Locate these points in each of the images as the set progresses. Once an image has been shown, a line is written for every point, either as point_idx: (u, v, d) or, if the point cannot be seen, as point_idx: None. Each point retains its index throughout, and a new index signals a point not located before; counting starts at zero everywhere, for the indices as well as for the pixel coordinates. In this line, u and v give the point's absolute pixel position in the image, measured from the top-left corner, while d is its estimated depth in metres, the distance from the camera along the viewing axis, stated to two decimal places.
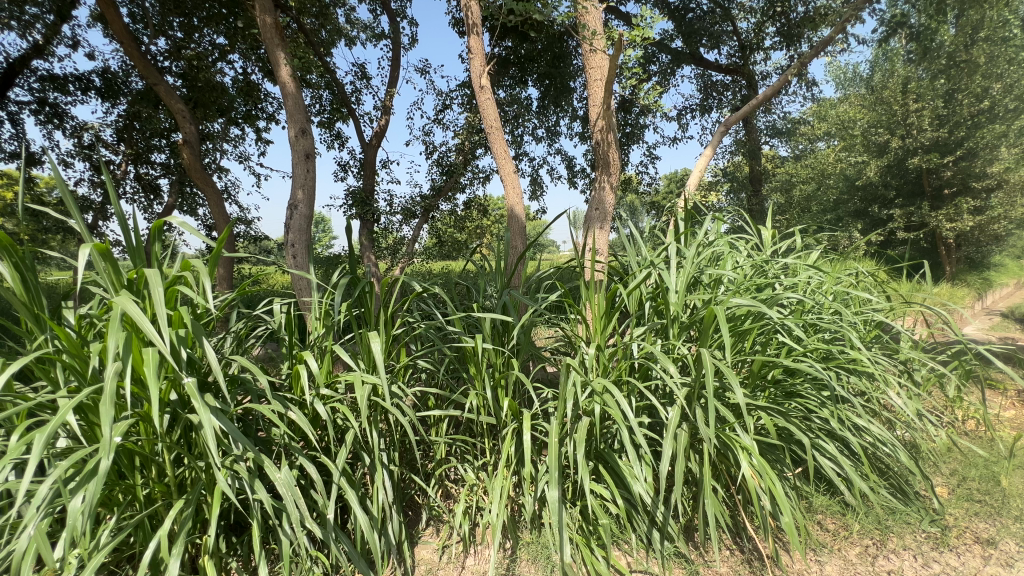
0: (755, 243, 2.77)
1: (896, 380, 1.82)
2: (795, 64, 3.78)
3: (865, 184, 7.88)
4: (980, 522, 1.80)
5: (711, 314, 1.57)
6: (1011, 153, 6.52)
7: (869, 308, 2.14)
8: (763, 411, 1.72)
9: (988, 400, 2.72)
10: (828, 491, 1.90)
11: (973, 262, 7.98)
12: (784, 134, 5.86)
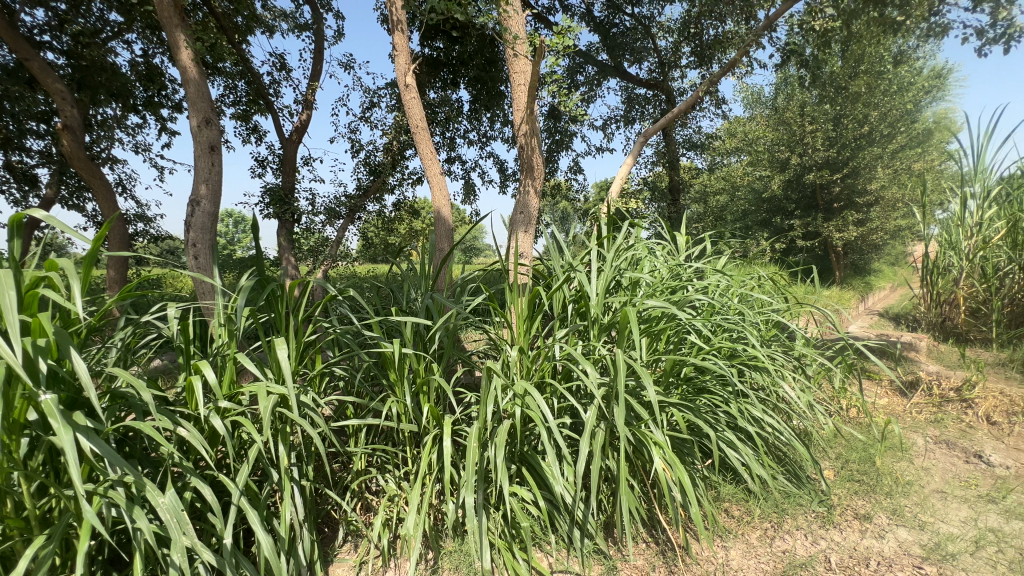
0: (670, 248, 2.93)
1: (790, 375, 2.00)
2: (705, 82, 4.07)
3: (770, 197, 8.64)
4: (859, 499, 2.00)
5: (625, 315, 1.63)
6: (885, 172, 7.57)
7: (768, 309, 2.34)
8: (674, 407, 1.82)
9: (868, 390, 3.05)
10: (733, 480, 2.04)
11: (857, 268, 9.00)
12: (699, 147, 6.29)
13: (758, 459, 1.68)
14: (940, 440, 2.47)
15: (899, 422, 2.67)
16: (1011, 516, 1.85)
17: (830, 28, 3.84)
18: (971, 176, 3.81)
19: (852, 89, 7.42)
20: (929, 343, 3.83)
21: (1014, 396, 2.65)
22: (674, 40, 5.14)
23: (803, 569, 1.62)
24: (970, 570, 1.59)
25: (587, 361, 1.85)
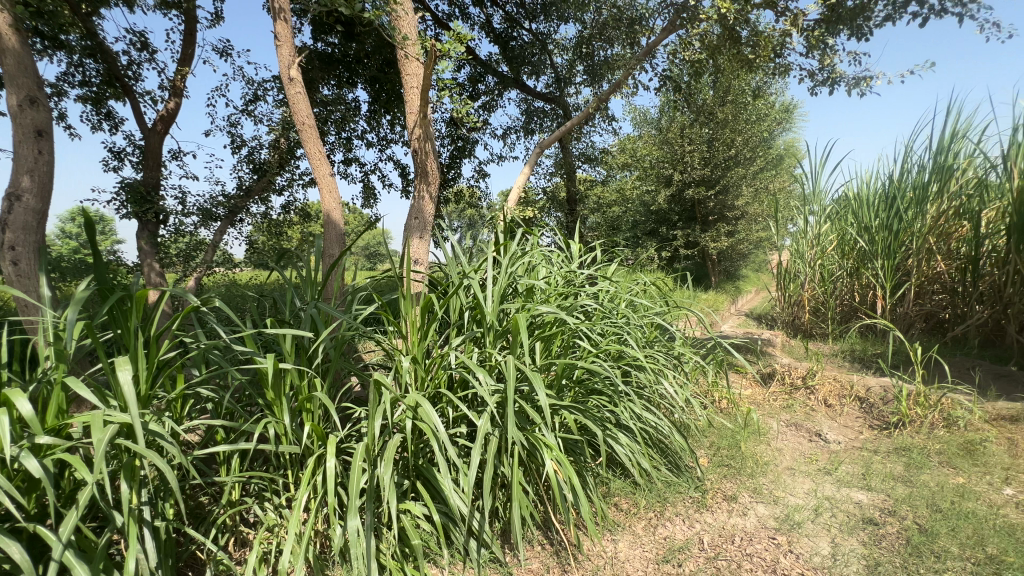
0: (564, 254, 3.05)
1: (669, 373, 2.18)
2: (595, 100, 4.34)
3: (657, 209, 9.44)
4: (728, 482, 2.23)
5: (515, 321, 1.67)
6: (748, 191, 8.65)
7: (650, 313, 2.53)
8: (565, 409, 1.89)
9: (735, 383, 3.43)
10: (621, 475, 2.16)
11: (729, 274, 10.16)
12: (594, 160, 6.68)
13: (640, 453, 1.80)
14: (790, 423, 2.84)
15: (759, 410, 3.03)
16: (841, 484, 2.18)
17: (699, 60, 4.31)
18: (810, 197, 4.48)
19: (721, 116, 8.39)
20: (783, 339, 4.43)
21: (843, 382, 3.14)
22: (569, 59, 5.42)
23: (680, 553, 1.75)
24: (812, 535, 1.83)
25: (482, 368, 1.85)
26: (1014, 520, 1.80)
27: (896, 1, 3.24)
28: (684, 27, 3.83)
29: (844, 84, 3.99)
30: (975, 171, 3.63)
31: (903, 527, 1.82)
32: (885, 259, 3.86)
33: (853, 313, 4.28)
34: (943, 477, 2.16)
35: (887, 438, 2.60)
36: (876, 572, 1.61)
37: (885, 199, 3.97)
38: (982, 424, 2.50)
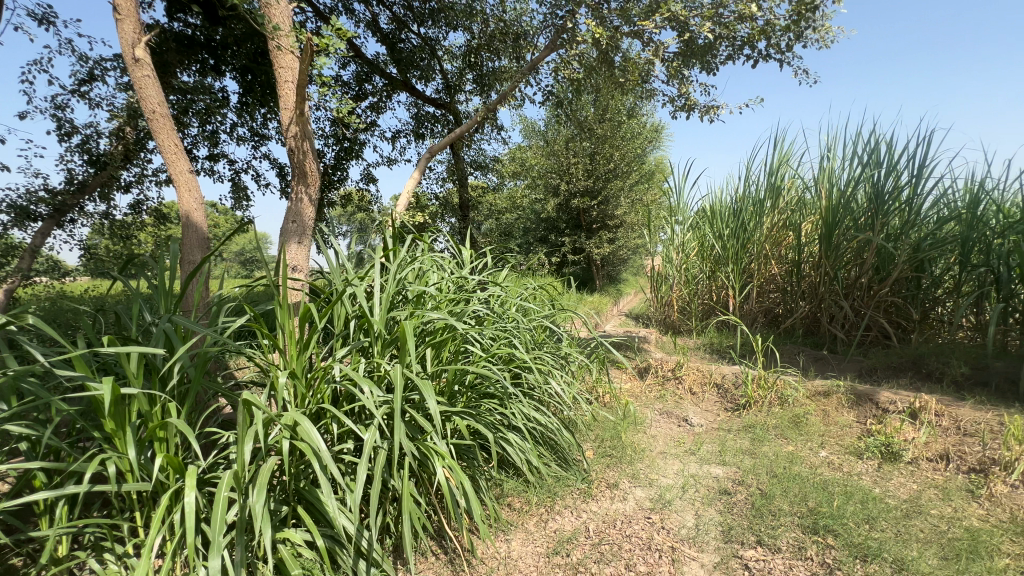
0: (456, 260, 3.06)
1: (556, 373, 2.29)
2: (483, 109, 4.43)
3: (546, 217, 9.89)
4: (610, 470, 2.41)
5: (402, 330, 1.63)
6: (626, 201, 9.47)
7: (538, 316, 2.65)
8: (457, 416, 1.89)
9: (617, 378, 3.72)
10: (514, 475, 2.22)
11: (612, 277, 11.00)
12: (485, 167, 6.80)
13: (531, 452, 1.86)
14: (662, 411, 3.15)
15: (637, 401, 3.32)
16: (703, 462, 2.47)
17: (579, 79, 4.62)
18: (675, 209, 5.05)
19: (600, 132, 9.07)
20: (657, 335, 4.91)
21: (704, 371, 3.57)
22: (458, 66, 5.50)
23: (569, 543, 1.84)
24: (680, 510, 2.05)
25: (370, 379, 1.77)
26: (827, 476, 2.20)
27: (734, 44, 3.80)
28: (564, 47, 4.09)
29: (698, 111, 4.56)
30: (796, 191, 4.41)
31: (749, 493, 2.12)
32: (733, 263, 4.50)
33: (710, 311, 4.89)
34: (778, 447, 2.56)
35: (738, 417, 3.01)
36: (730, 536, 1.85)
37: (732, 212, 4.62)
38: (805, 399, 3.02)
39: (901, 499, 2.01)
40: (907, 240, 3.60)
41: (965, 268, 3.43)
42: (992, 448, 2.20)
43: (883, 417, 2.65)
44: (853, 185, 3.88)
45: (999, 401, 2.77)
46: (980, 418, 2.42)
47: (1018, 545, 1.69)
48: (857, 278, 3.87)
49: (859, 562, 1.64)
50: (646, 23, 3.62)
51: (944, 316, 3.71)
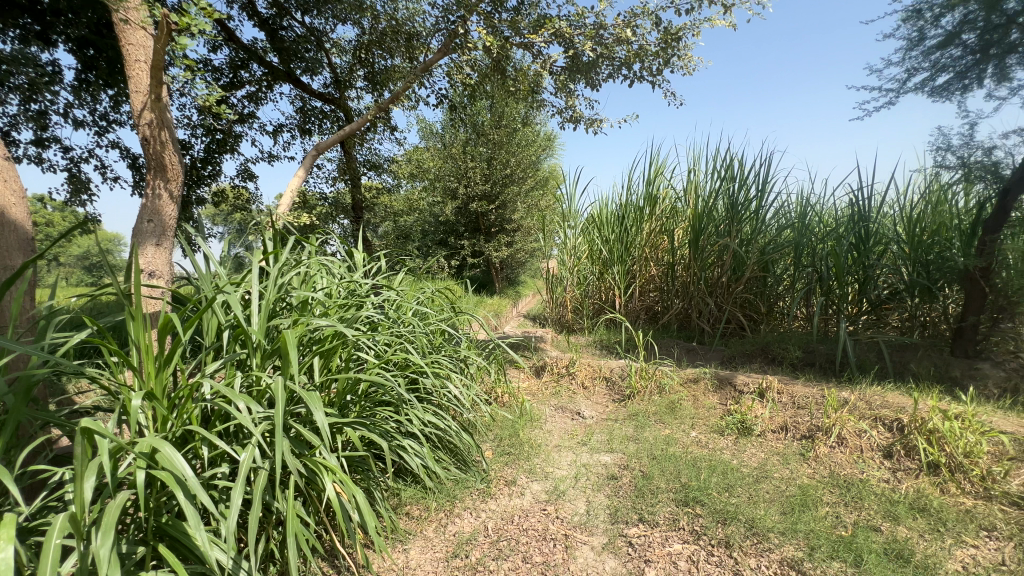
0: (348, 263, 2.91)
1: (454, 376, 2.30)
2: (375, 108, 4.27)
3: (445, 220, 9.84)
4: (509, 468, 2.46)
5: (283, 339, 1.51)
6: (522, 206, 9.78)
7: (435, 320, 2.63)
8: (349, 427, 1.81)
9: (515, 378, 3.82)
10: (412, 483, 2.18)
11: (510, 280, 11.27)
12: (379, 168, 6.57)
13: (428, 457, 1.85)
14: (557, 407, 3.31)
15: (534, 399, 3.44)
16: (593, 451, 2.64)
17: (473, 84, 4.67)
18: (567, 214, 5.32)
19: (496, 138, 9.27)
20: (552, 334, 5.13)
21: (595, 366, 3.81)
22: (348, 61, 5.26)
23: (468, 544, 1.85)
24: (572, 499, 2.17)
25: (248, 394, 1.62)
26: (696, 454, 2.48)
27: (614, 64, 4.13)
28: (457, 53, 4.11)
29: (584, 123, 4.88)
30: (670, 200, 4.91)
31: (632, 476, 2.31)
32: (618, 266, 4.88)
33: (600, 309, 5.19)
34: (657, 431, 2.83)
35: (623, 407, 3.27)
36: (616, 517, 2.00)
37: (616, 219, 5.01)
38: (679, 386, 3.37)
39: (753, 467, 2.33)
40: (755, 245, 4.22)
41: (797, 269, 4.10)
42: (816, 417, 2.66)
43: (739, 398, 3.06)
44: (714, 197, 4.44)
45: (823, 378, 3.35)
46: (808, 392, 2.91)
47: (835, 495, 2.06)
48: (718, 277, 4.43)
49: (720, 526, 1.88)
50: (534, 37, 3.78)
51: (784, 309, 4.39)
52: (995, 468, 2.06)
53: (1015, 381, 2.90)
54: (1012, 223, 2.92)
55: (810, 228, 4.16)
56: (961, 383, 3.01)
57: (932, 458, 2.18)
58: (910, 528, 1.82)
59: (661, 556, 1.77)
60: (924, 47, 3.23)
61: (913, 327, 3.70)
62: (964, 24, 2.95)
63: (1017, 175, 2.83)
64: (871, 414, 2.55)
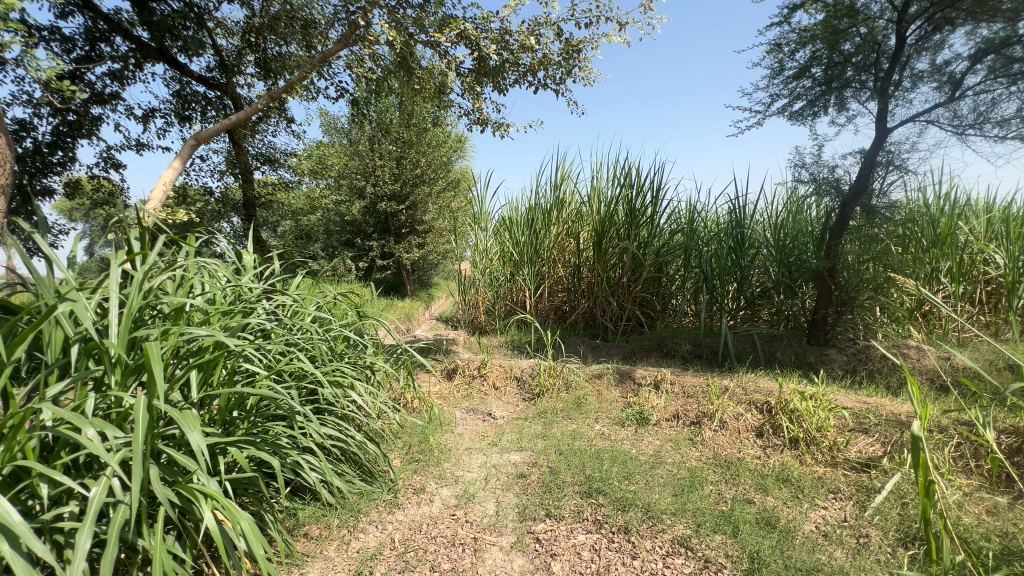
0: (236, 266, 2.65)
1: (358, 384, 2.18)
2: (266, 97, 3.93)
3: (351, 220, 9.36)
4: (418, 475, 2.39)
5: (146, 352, 1.32)
6: (434, 207, 9.62)
7: (336, 326, 2.48)
8: (235, 446, 1.64)
9: (425, 382, 3.72)
10: (311, 501, 2.04)
11: (423, 283, 11.03)
12: (275, 162, 6.08)
13: (328, 473, 1.73)
14: (469, 409, 3.29)
15: (445, 402, 3.38)
16: (503, 451, 2.66)
17: (377, 79, 4.50)
18: (479, 216, 5.33)
19: (406, 137, 9.02)
20: (465, 336, 5.10)
21: (506, 367, 3.85)
22: (235, 44, 4.82)
23: (372, 560, 1.77)
24: (482, 501, 2.17)
25: (103, 418, 1.40)
26: (600, 446, 2.60)
27: (519, 70, 4.22)
28: (358, 45, 3.93)
29: (491, 126, 4.93)
30: (576, 204, 5.11)
31: (540, 473, 2.37)
32: (528, 267, 4.99)
33: (512, 310, 5.24)
34: (564, 427, 2.93)
35: (533, 406, 3.34)
36: (524, 514, 2.04)
37: (525, 221, 5.12)
38: (585, 382, 3.52)
39: (649, 455, 2.50)
40: (651, 248, 4.54)
41: (686, 270, 4.49)
42: (702, 404, 2.93)
43: (638, 390, 3.26)
44: (615, 202, 4.71)
45: (708, 368, 3.70)
46: (695, 382, 3.20)
47: (718, 474, 2.29)
48: (620, 277, 4.70)
49: (620, 513, 1.99)
50: (440, 36, 3.74)
51: (676, 306, 4.79)
52: (839, 439, 2.42)
53: (854, 364, 3.44)
54: (850, 231, 3.46)
55: (697, 233, 4.57)
56: (815, 367, 3.50)
57: (793, 435, 2.51)
58: (776, 497, 2.08)
59: (566, 548, 1.83)
60: (783, 76, 3.71)
61: (779, 320, 4.24)
62: (812, 59, 3.44)
63: (852, 190, 3.36)
64: (746, 399, 2.87)
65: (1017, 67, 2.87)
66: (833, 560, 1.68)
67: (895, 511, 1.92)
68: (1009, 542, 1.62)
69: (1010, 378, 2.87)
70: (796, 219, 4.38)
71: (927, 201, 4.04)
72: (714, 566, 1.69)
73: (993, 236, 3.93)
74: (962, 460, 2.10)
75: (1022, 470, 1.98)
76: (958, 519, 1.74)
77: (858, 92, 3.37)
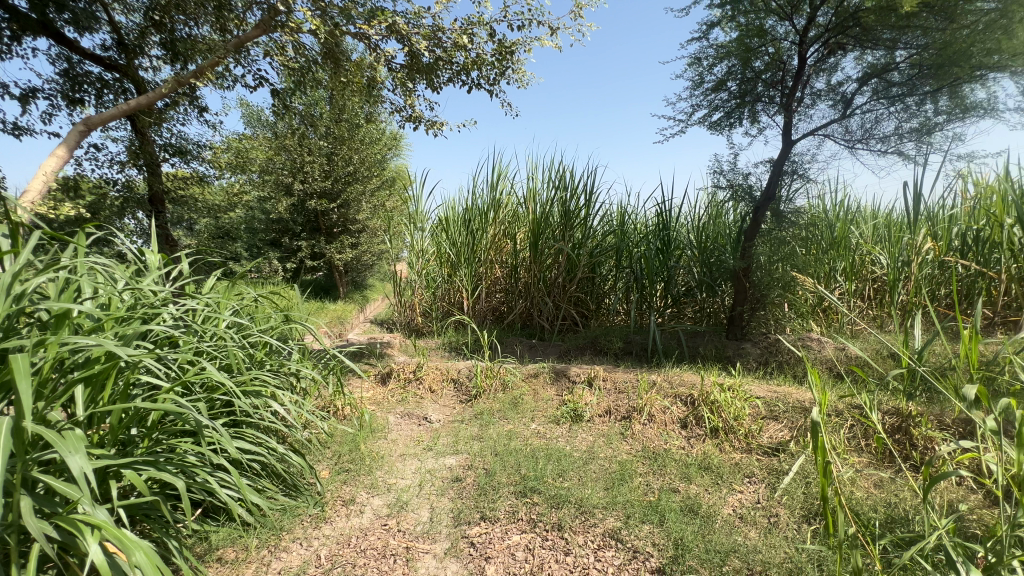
0: (137, 266, 2.39)
1: (280, 393, 2.04)
2: (172, 82, 3.58)
3: (277, 218, 8.80)
4: (347, 485, 2.27)
5: (12, 368, 1.14)
6: (368, 206, 9.27)
7: (256, 331, 2.31)
8: (131, 468, 1.47)
9: (357, 388, 3.57)
10: (227, 522, 1.88)
11: (357, 284, 10.60)
12: (186, 154, 5.58)
13: (244, 491, 1.59)
14: (403, 414, 3.19)
15: (378, 408, 3.26)
16: (439, 455, 2.60)
17: (301, 69, 4.26)
18: (415, 216, 5.21)
19: (337, 132, 8.63)
20: (400, 339, 4.95)
21: (442, 369, 3.78)
22: (137, 23, 4.41)
23: None
24: (416, 508, 2.10)
25: None
26: (535, 445, 2.62)
27: (453, 69, 4.18)
28: (280, 32, 3.69)
29: (424, 124, 4.84)
30: (513, 205, 5.13)
31: (475, 475, 2.34)
32: (465, 268, 4.94)
33: (449, 311, 5.16)
34: (501, 428, 2.92)
35: (470, 407, 3.30)
36: (458, 519, 2.01)
37: (462, 221, 5.06)
38: (521, 382, 3.54)
39: (582, 451, 2.56)
40: (585, 249, 4.67)
41: (618, 270, 4.67)
42: (632, 399, 3.04)
43: (573, 388, 3.33)
44: (550, 204, 4.78)
45: (638, 364, 3.86)
46: (626, 378, 3.32)
47: (646, 466, 2.38)
48: (555, 277, 4.78)
49: (554, 511, 2.02)
50: (369, 28, 3.61)
51: (608, 305, 4.96)
52: (754, 427, 2.61)
53: (766, 356, 3.74)
54: (762, 233, 3.75)
55: (627, 234, 4.76)
56: (733, 360, 3.76)
57: (714, 424, 2.68)
58: (698, 484, 2.20)
59: (500, 550, 1.82)
60: (703, 88, 3.96)
61: (702, 317, 4.51)
62: (728, 73, 3.70)
63: (763, 196, 3.65)
64: (672, 393, 3.02)
65: (895, 90, 3.25)
66: (747, 540, 1.81)
67: (801, 490, 2.10)
68: (892, 511, 1.82)
69: (892, 365, 3.24)
70: (716, 222, 4.69)
71: (825, 207, 4.48)
72: (643, 556, 1.76)
73: (879, 239, 4.43)
74: (855, 440, 2.34)
75: (902, 445, 2.23)
76: (851, 493, 1.94)
77: (768, 106, 3.67)
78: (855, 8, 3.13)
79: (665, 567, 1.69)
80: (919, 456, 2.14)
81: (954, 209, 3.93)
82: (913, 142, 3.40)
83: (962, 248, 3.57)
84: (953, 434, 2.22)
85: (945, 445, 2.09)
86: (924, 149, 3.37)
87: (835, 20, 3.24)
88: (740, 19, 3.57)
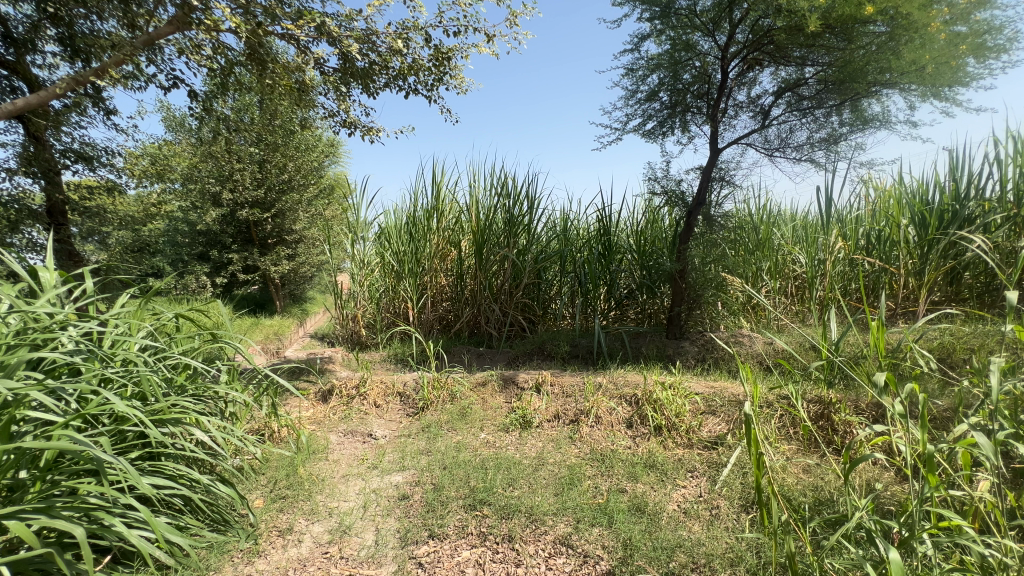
0: (27, 286, 2.09)
1: (202, 418, 1.84)
2: (69, 81, 3.22)
3: (204, 229, 8.19)
4: (281, 515, 2.11)
5: None
6: (305, 215, 8.80)
7: (174, 353, 2.09)
8: (16, 519, 1.30)
9: (295, 408, 3.35)
10: (140, 567, 1.70)
11: (296, 298, 10.03)
12: (92, 160, 5.07)
13: (159, 533, 1.41)
14: (347, 432, 3.02)
15: (319, 428, 3.06)
16: (384, 473, 2.48)
17: (221, 68, 4.00)
18: (354, 225, 5.01)
19: (271, 139, 8.16)
20: (342, 352, 4.73)
21: (387, 383, 3.63)
22: (27, 13, 3.97)
23: None
24: (360, 531, 2.00)
25: None
26: (485, 455, 2.58)
27: (389, 74, 4.09)
28: (195, 29, 3.45)
29: (360, 130, 4.70)
30: (456, 212, 5.06)
31: (423, 491, 2.26)
32: (409, 278, 4.79)
33: (393, 322, 4.99)
34: (448, 440, 2.84)
35: (417, 421, 3.18)
36: (406, 539, 1.92)
37: (404, 229, 4.92)
38: (470, 392, 3.46)
39: (532, 457, 2.54)
40: (530, 255, 4.68)
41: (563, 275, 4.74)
42: (579, 402, 3.07)
43: (521, 395, 3.30)
44: (493, 210, 4.75)
45: (584, 368, 3.91)
46: (572, 381, 3.34)
47: (594, 469, 2.40)
48: (501, 284, 4.75)
49: (505, 522, 1.99)
50: (296, 28, 3.45)
51: (555, 310, 5.00)
52: (694, 422, 2.72)
53: (704, 353, 3.90)
54: (695, 237, 3.94)
55: (570, 240, 4.84)
56: (673, 358, 3.91)
57: (658, 422, 2.76)
58: (644, 483, 2.24)
59: (449, 568, 1.76)
60: (637, 98, 4.11)
61: (644, 318, 4.68)
62: (660, 84, 3.86)
63: (695, 201, 3.84)
64: (617, 393, 3.08)
65: (806, 104, 3.56)
66: (690, 534, 1.86)
67: (738, 481, 2.20)
68: (819, 495, 1.94)
69: (814, 356, 3.50)
70: (654, 226, 4.86)
71: (749, 210, 4.77)
72: (593, 560, 1.76)
73: (798, 239, 4.78)
74: (785, 428, 2.50)
75: (825, 431, 2.41)
76: (783, 480, 2.06)
77: (696, 116, 3.87)
78: (768, 27, 3.36)
79: (615, 569, 1.70)
80: (840, 441, 2.32)
81: (859, 211, 4.32)
82: (823, 150, 3.70)
83: (868, 247, 3.91)
84: (867, 417, 2.44)
85: (860, 429, 2.28)
86: (831, 157, 3.68)
87: (752, 38, 3.47)
88: (669, 33, 3.74)
